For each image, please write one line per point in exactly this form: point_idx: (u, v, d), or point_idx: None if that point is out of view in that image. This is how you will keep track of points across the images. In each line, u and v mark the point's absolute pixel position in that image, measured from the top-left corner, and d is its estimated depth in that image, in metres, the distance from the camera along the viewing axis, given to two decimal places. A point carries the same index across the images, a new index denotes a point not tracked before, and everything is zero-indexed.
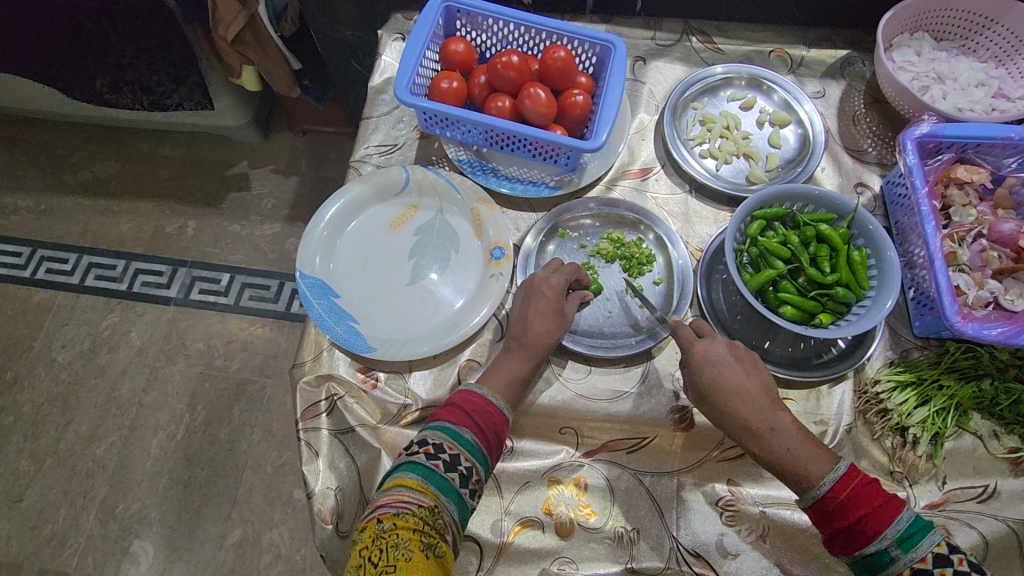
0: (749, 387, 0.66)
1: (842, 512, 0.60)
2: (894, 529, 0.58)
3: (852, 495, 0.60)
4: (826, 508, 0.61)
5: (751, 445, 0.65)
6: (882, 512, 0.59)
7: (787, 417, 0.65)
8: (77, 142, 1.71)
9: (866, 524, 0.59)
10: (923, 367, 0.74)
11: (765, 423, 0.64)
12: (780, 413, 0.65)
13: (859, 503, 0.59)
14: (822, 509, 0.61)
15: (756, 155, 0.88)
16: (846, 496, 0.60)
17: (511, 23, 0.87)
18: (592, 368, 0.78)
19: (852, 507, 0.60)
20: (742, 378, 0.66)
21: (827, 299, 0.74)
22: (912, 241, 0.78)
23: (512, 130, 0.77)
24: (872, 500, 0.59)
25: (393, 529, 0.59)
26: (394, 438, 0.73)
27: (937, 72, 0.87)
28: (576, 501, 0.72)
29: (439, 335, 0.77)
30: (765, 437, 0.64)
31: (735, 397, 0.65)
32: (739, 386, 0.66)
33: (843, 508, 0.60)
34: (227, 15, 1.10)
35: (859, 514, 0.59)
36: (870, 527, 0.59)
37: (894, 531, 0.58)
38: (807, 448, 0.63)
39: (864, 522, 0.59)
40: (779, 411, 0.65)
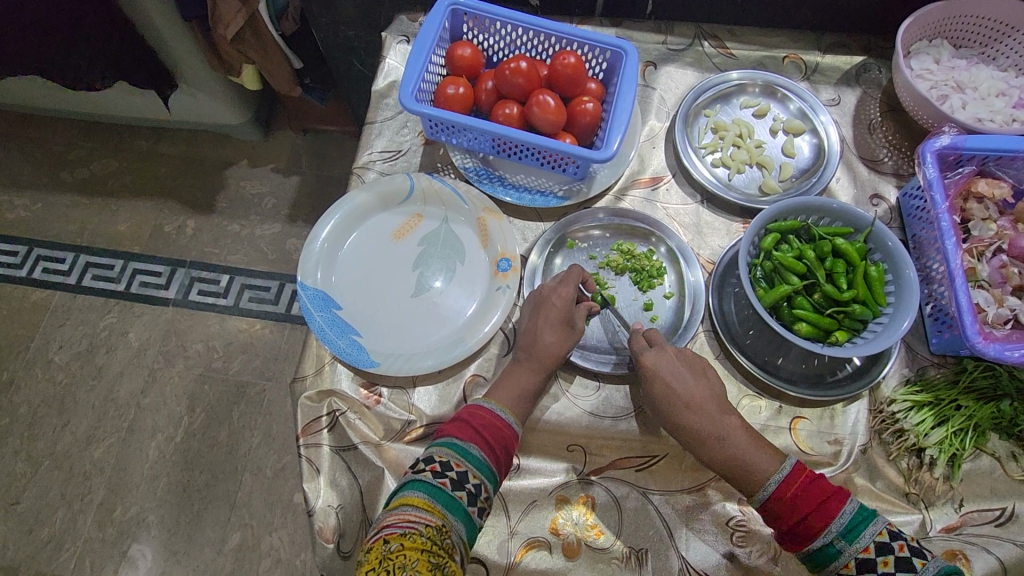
0: (712, 411, 0.67)
1: (786, 510, 0.61)
2: (839, 523, 0.59)
3: (795, 493, 0.61)
4: (772, 507, 0.62)
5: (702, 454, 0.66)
6: (825, 507, 0.60)
7: (740, 426, 0.66)
8: (73, 139, 1.68)
9: (810, 521, 0.60)
10: (940, 387, 0.72)
11: (716, 433, 0.66)
12: (731, 421, 0.66)
13: (801, 500, 0.61)
14: (770, 509, 0.62)
15: (769, 165, 0.85)
16: (789, 495, 0.61)
17: (519, 27, 0.85)
18: (601, 384, 0.76)
19: (795, 504, 0.61)
20: (707, 402, 0.68)
21: (842, 316, 0.72)
22: (930, 256, 0.76)
23: (520, 139, 0.75)
24: (814, 493, 0.61)
25: (399, 549, 0.57)
26: (398, 455, 0.72)
27: (957, 81, 0.85)
28: (584, 521, 0.71)
29: (445, 349, 0.75)
30: (716, 446, 0.65)
31: (685, 409, 0.67)
32: (689, 397, 0.67)
33: (788, 505, 0.61)
34: (227, 13, 1.07)
35: (802, 511, 0.60)
36: (814, 520, 0.60)
37: (837, 525, 0.59)
38: (752, 450, 0.64)
39: (808, 520, 0.60)
40: (728, 417, 0.67)
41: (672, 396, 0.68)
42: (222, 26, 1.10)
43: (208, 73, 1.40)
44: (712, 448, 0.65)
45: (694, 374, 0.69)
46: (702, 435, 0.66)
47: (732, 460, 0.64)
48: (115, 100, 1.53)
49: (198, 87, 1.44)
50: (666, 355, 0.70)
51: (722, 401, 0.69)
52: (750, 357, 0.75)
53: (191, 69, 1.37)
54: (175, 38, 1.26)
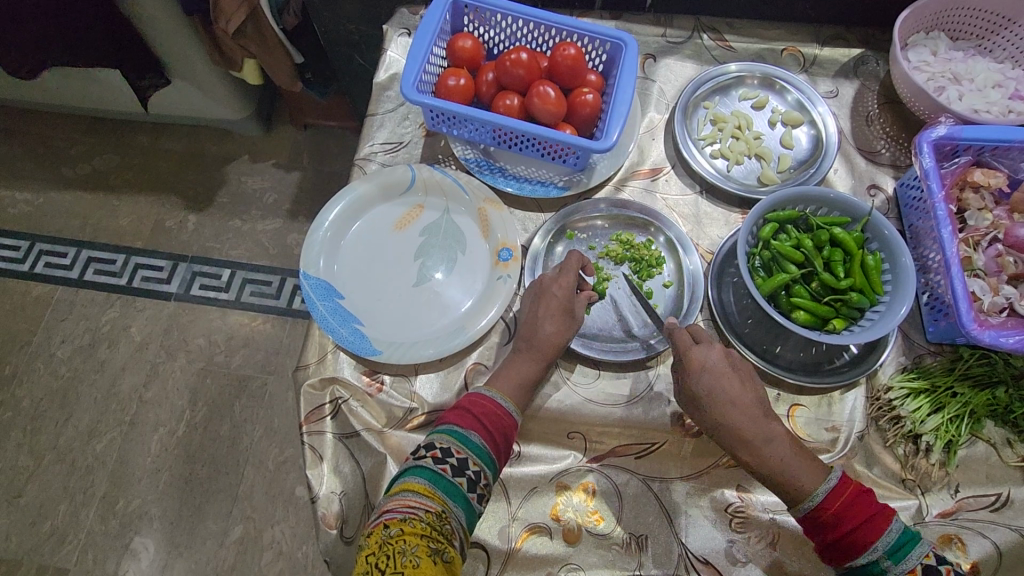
0: (745, 404, 0.66)
1: (833, 525, 0.62)
2: (886, 541, 0.60)
3: (843, 508, 0.62)
4: (818, 520, 0.62)
5: (742, 454, 0.66)
6: (873, 525, 0.61)
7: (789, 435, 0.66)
8: (75, 134, 1.69)
9: (856, 538, 0.61)
10: (937, 374, 0.73)
11: (758, 433, 0.65)
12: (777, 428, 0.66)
13: (849, 517, 0.61)
14: (815, 521, 0.63)
15: (767, 156, 0.86)
16: (836, 509, 0.62)
17: (519, 19, 0.85)
18: (601, 372, 0.77)
19: (843, 520, 0.61)
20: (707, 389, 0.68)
21: (840, 305, 0.73)
22: (927, 246, 0.77)
23: (521, 129, 0.76)
24: (861, 509, 0.61)
25: (399, 534, 0.58)
26: (400, 442, 0.72)
27: (954, 73, 0.86)
28: (584, 507, 0.71)
29: (446, 338, 0.75)
30: (760, 450, 0.65)
31: (732, 406, 0.66)
32: (735, 394, 0.67)
33: (835, 519, 0.62)
34: (229, 7, 1.08)
35: (850, 525, 0.61)
36: (862, 538, 0.60)
37: (884, 543, 0.60)
38: (798, 461, 0.65)
39: (854, 534, 0.61)
40: (772, 421, 0.66)
41: (718, 390, 0.67)
42: (224, 20, 1.11)
43: (208, 67, 1.40)
44: None
45: (739, 376, 0.68)
46: (739, 424, 0.65)
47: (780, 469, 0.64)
48: (115, 95, 1.54)
49: (198, 82, 1.44)
50: (716, 350, 0.69)
51: (743, 390, 0.68)
52: (748, 345, 0.76)
53: (192, 64, 1.38)
54: (176, 33, 1.27)
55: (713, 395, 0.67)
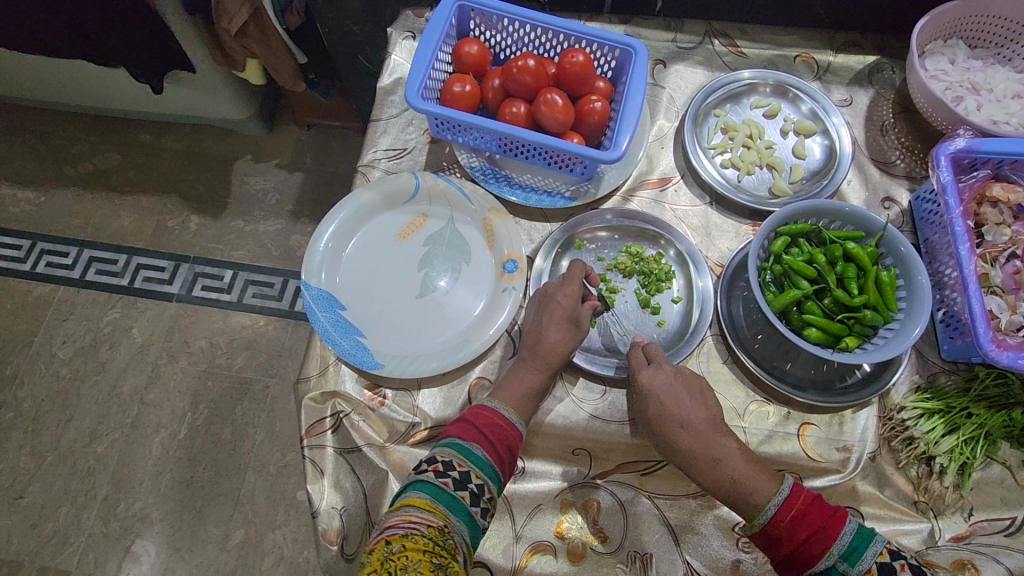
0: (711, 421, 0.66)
1: (787, 536, 0.61)
2: (839, 544, 0.59)
3: (796, 517, 0.61)
4: (772, 533, 0.61)
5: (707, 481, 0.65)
6: (824, 530, 0.59)
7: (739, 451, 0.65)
8: (77, 132, 1.68)
9: (811, 545, 0.59)
10: (952, 394, 0.71)
11: (710, 451, 0.65)
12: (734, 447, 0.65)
13: (801, 524, 0.60)
14: (768, 535, 0.62)
15: (779, 166, 0.84)
16: (789, 518, 0.61)
17: (527, 24, 0.83)
18: (607, 388, 0.75)
19: (796, 529, 0.60)
20: (709, 408, 0.67)
21: (853, 322, 0.71)
22: (943, 261, 0.75)
23: (528, 138, 0.74)
24: (812, 515, 0.60)
25: (401, 550, 0.56)
26: (402, 457, 0.71)
27: (972, 82, 0.83)
28: (589, 526, 0.70)
29: (450, 351, 0.74)
30: (713, 469, 0.64)
31: (701, 431, 0.66)
32: (705, 419, 0.66)
33: (788, 529, 0.61)
34: (231, 7, 1.06)
35: (803, 533, 0.60)
36: (816, 545, 0.59)
37: (839, 546, 0.59)
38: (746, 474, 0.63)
39: (808, 542, 0.60)
40: (722, 437, 0.66)
41: (674, 416, 0.66)
42: (226, 20, 1.09)
43: (211, 67, 1.39)
44: (709, 453, 0.65)
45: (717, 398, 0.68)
46: (689, 445, 0.65)
47: (738, 488, 0.63)
48: (116, 93, 1.52)
49: (202, 81, 1.43)
50: (664, 373, 0.68)
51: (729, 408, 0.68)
52: (758, 361, 0.74)
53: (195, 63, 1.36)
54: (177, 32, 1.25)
55: (687, 420, 0.66)
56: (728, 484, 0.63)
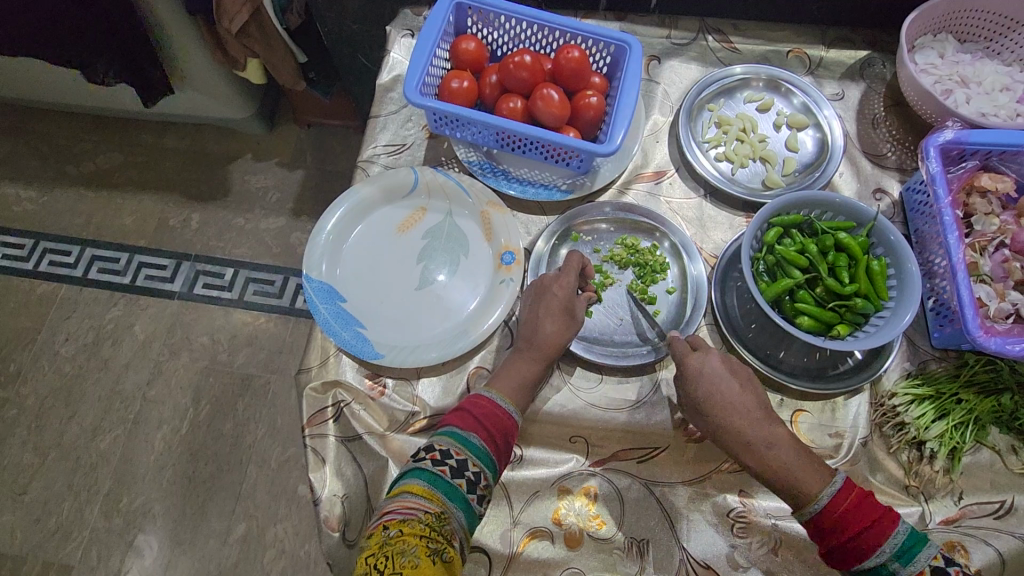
0: (746, 409, 0.67)
1: (839, 529, 0.61)
2: (893, 543, 0.60)
3: (850, 511, 0.61)
4: (824, 525, 0.62)
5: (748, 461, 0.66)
6: (880, 528, 0.60)
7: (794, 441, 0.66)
8: (78, 132, 1.69)
9: (864, 540, 0.60)
10: (942, 380, 0.72)
11: (762, 436, 0.65)
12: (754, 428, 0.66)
13: (853, 521, 0.61)
14: (819, 526, 0.62)
15: (772, 159, 0.86)
16: (841, 514, 0.61)
17: (523, 21, 0.85)
18: (603, 377, 0.77)
19: (850, 523, 0.61)
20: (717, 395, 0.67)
21: (844, 310, 0.73)
22: (933, 251, 0.77)
23: (524, 132, 0.75)
24: (868, 511, 0.61)
25: (399, 535, 0.58)
26: (402, 446, 0.72)
27: (962, 75, 0.85)
28: (586, 512, 0.71)
29: (449, 341, 0.75)
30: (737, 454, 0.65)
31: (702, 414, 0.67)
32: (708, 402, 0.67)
33: (842, 524, 0.61)
34: (232, 6, 1.08)
35: (858, 530, 0.60)
36: (870, 541, 0.60)
37: (892, 546, 0.60)
38: (799, 464, 0.64)
39: (863, 537, 0.60)
40: (773, 425, 0.66)
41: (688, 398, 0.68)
42: (227, 19, 1.11)
43: (211, 66, 1.40)
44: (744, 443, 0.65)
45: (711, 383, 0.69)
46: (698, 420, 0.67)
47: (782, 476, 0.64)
48: (117, 93, 1.53)
49: (203, 81, 1.44)
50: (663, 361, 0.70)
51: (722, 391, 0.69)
52: (751, 350, 0.75)
53: (195, 63, 1.38)
54: (177, 31, 1.27)
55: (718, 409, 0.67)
56: (779, 469, 0.64)
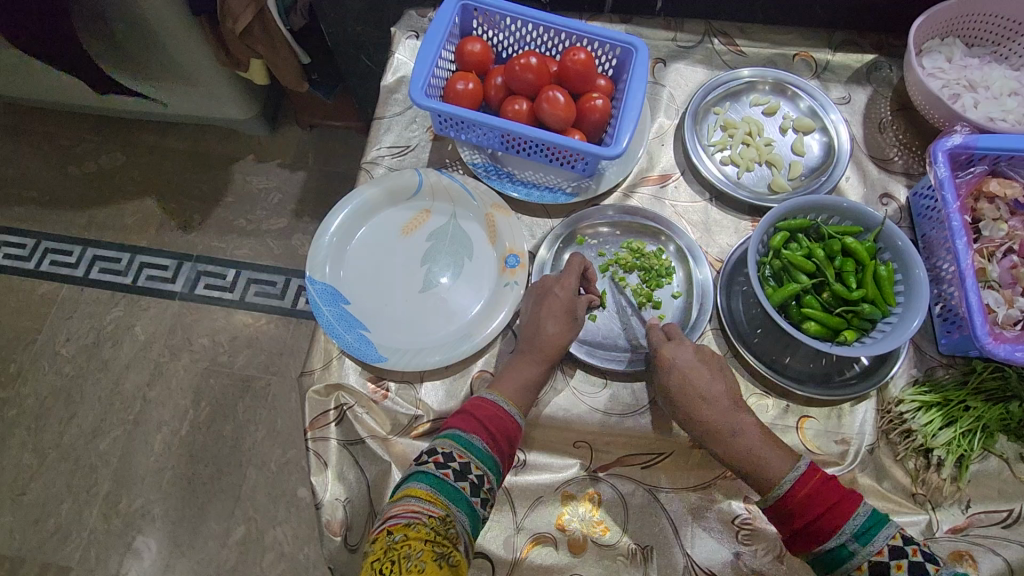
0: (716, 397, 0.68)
1: (801, 510, 0.61)
2: (852, 524, 0.60)
3: (811, 492, 0.62)
4: (787, 507, 0.62)
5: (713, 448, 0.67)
6: (839, 508, 0.61)
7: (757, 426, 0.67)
8: (80, 132, 1.69)
9: (825, 520, 0.60)
10: (949, 388, 0.72)
11: (727, 425, 0.66)
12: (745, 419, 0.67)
13: (813, 501, 0.61)
14: (783, 509, 0.62)
15: (779, 163, 0.85)
16: (802, 495, 0.61)
17: (529, 23, 0.85)
18: (607, 382, 0.76)
19: (811, 504, 0.61)
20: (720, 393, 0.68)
21: (851, 316, 0.72)
22: (940, 256, 0.76)
23: (529, 135, 0.75)
24: (828, 492, 0.62)
25: (404, 539, 0.57)
26: (405, 450, 0.72)
27: (969, 80, 0.84)
28: (590, 518, 0.71)
29: (452, 345, 0.75)
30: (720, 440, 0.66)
31: (704, 409, 0.67)
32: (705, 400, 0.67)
33: (803, 504, 0.61)
34: (236, 7, 1.07)
35: (817, 510, 0.61)
36: (830, 521, 0.60)
37: (850, 526, 0.60)
38: (761, 450, 0.65)
39: (823, 518, 0.60)
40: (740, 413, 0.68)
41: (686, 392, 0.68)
42: (230, 19, 1.10)
43: (214, 67, 1.40)
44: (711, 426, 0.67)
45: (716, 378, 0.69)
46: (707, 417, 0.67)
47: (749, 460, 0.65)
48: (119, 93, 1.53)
49: (206, 81, 1.44)
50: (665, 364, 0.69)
51: (727, 392, 0.68)
52: (757, 355, 0.75)
53: (198, 63, 1.38)
54: (177, 29, 1.26)
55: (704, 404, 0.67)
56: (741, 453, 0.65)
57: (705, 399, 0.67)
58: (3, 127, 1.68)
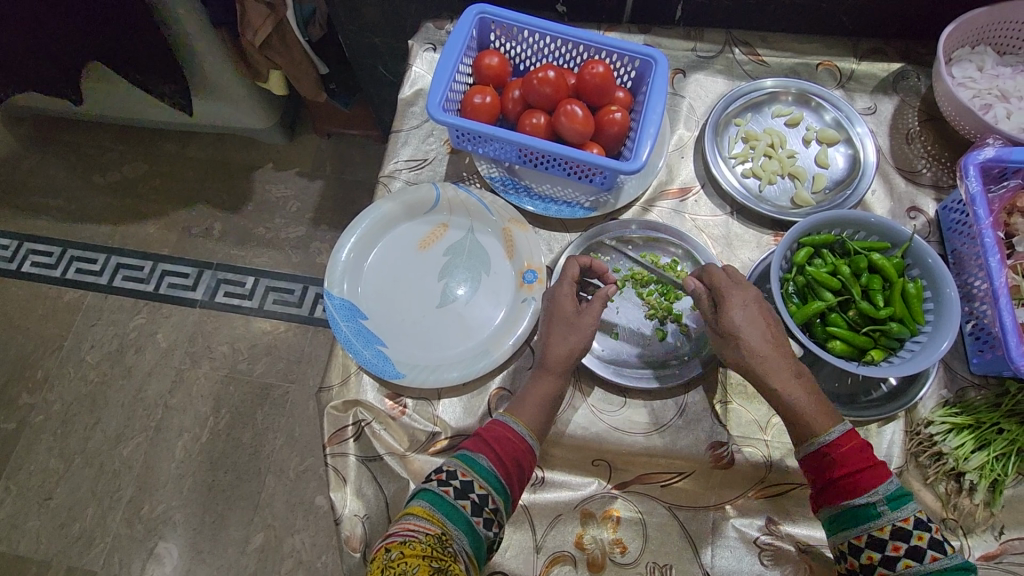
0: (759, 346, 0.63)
1: (838, 464, 0.60)
2: (886, 487, 0.58)
3: (850, 451, 0.60)
4: (824, 459, 0.60)
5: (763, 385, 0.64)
6: (873, 471, 0.59)
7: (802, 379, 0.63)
8: (105, 142, 1.72)
9: (858, 478, 0.59)
10: (981, 409, 0.70)
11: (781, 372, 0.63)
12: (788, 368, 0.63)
13: (854, 457, 0.59)
14: (819, 461, 0.61)
15: (802, 176, 0.84)
16: (844, 450, 0.60)
17: (548, 35, 0.84)
18: (627, 401, 0.74)
19: (849, 461, 0.60)
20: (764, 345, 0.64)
21: (879, 335, 0.70)
22: (971, 273, 0.74)
23: (548, 150, 0.74)
24: (865, 457, 0.60)
25: (400, 557, 0.57)
26: (423, 466, 0.72)
27: (1001, 90, 0.82)
28: (608, 537, 0.70)
29: (470, 362, 0.74)
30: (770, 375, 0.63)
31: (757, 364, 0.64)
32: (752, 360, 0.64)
33: (841, 459, 0.60)
34: (257, 20, 1.09)
35: (854, 467, 0.59)
36: (863, 478, 0.59)
37: (884, 489, 0.58)
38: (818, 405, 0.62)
39: (857, 475, 0.59)
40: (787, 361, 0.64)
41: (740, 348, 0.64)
42: (251, 33, 1.12)
43: (233, 78, 1.42)
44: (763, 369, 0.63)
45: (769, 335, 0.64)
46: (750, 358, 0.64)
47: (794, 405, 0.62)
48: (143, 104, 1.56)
49: (226, 91, 1.45)
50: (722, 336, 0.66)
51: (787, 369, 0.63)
52: None
53: (217, 73, 1.39)
54: (198, 40, 1.27)
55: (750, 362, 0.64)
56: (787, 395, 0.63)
57: (767, 341, 0.64)
58: (31, 138, 1.72)
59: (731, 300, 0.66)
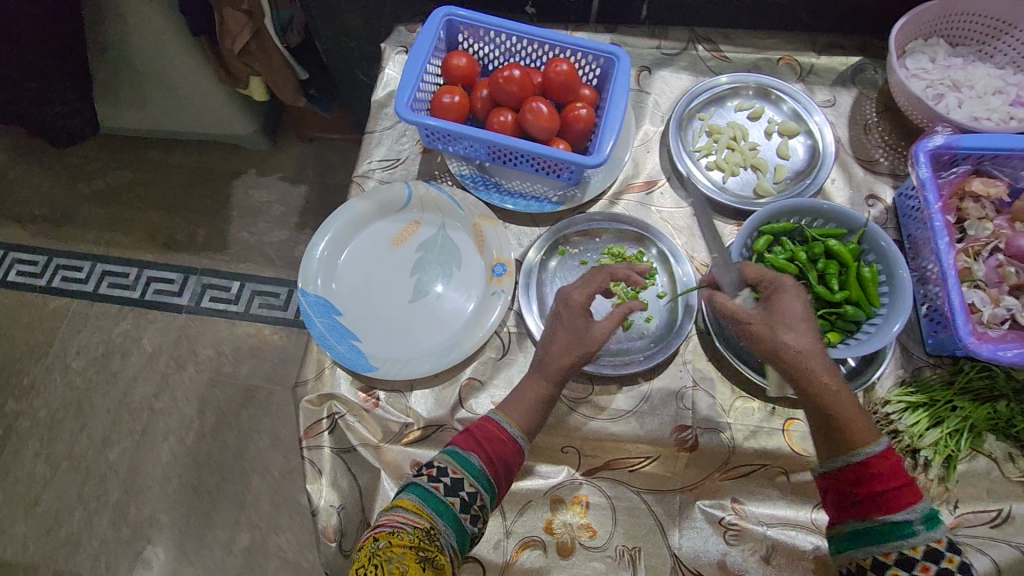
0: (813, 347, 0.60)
1: (879, 479, 0.57)
2: (923, 505, 0.56)
3: (892, 466, 0.58)
4: (865, 471, 0.58)
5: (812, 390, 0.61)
6: (910, 488, 0.57)
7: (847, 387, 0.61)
8: (89, 150, 1.74)
9: (897, 493, 0.57)
10: (936, 388, 0.72)
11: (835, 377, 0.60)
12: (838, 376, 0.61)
13: (897, 473, 0.57)
14: (859, 472, 0.58)
15: (764, 167, 0.86)
16: (888, 464, 0.57)
17: (514, 35, 0.86)
18: (594, 389, 0.76)
19: (889, 476, 0.57)
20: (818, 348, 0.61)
21: (835, 318, 0.73)
22: (925, 256, 0.77)
23: (515, 146, 0.76)
24: (904, 472, 0.58)
25: (387, 546, 0.59)
26: (396, 457, 0.73)
27: (953, 80, 0.85)
28: (577, 521, 0.72)
29: (441, 354, 0.76)
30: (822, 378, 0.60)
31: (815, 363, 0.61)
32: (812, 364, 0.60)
33: (882, 474, 0.57)
34: (234, 26, 1.11)
35: (894, 483, 0.57)
36: (900, 493, 0.57)
37: (921, 507, 0.56)
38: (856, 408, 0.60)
39: (895, 490, 0.57)
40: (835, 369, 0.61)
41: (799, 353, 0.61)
42: (229, 40, 1.14)
43: (214, 85, 1.43)
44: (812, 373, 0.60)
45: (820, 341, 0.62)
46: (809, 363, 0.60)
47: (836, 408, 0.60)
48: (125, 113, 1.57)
49: (209, 98, 1.47)
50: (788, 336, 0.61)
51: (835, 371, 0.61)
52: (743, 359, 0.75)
53: (199, 80, 1.41)
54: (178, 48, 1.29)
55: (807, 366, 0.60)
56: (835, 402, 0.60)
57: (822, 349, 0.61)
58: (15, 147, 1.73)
59: (785, 294, 0.63)
